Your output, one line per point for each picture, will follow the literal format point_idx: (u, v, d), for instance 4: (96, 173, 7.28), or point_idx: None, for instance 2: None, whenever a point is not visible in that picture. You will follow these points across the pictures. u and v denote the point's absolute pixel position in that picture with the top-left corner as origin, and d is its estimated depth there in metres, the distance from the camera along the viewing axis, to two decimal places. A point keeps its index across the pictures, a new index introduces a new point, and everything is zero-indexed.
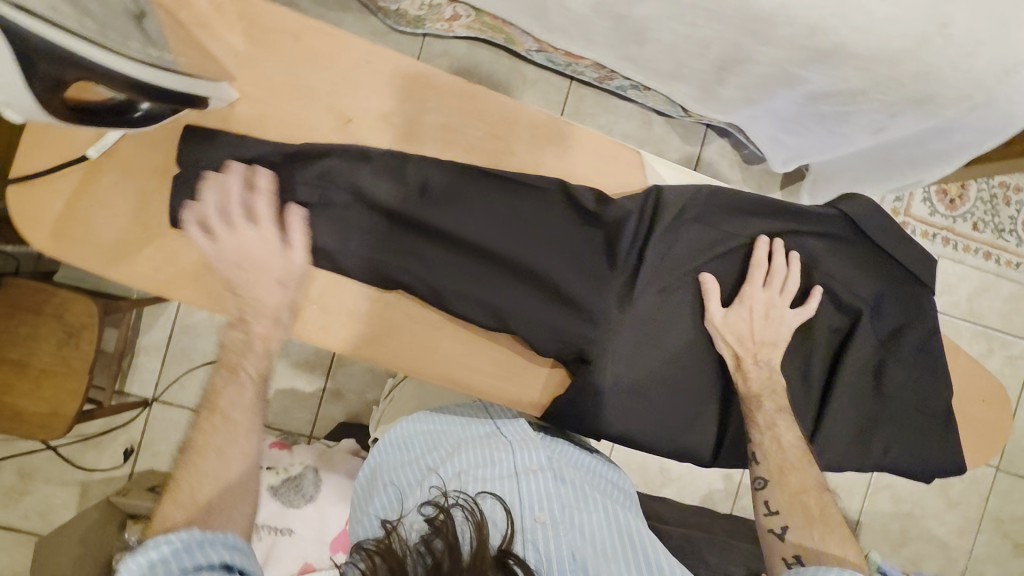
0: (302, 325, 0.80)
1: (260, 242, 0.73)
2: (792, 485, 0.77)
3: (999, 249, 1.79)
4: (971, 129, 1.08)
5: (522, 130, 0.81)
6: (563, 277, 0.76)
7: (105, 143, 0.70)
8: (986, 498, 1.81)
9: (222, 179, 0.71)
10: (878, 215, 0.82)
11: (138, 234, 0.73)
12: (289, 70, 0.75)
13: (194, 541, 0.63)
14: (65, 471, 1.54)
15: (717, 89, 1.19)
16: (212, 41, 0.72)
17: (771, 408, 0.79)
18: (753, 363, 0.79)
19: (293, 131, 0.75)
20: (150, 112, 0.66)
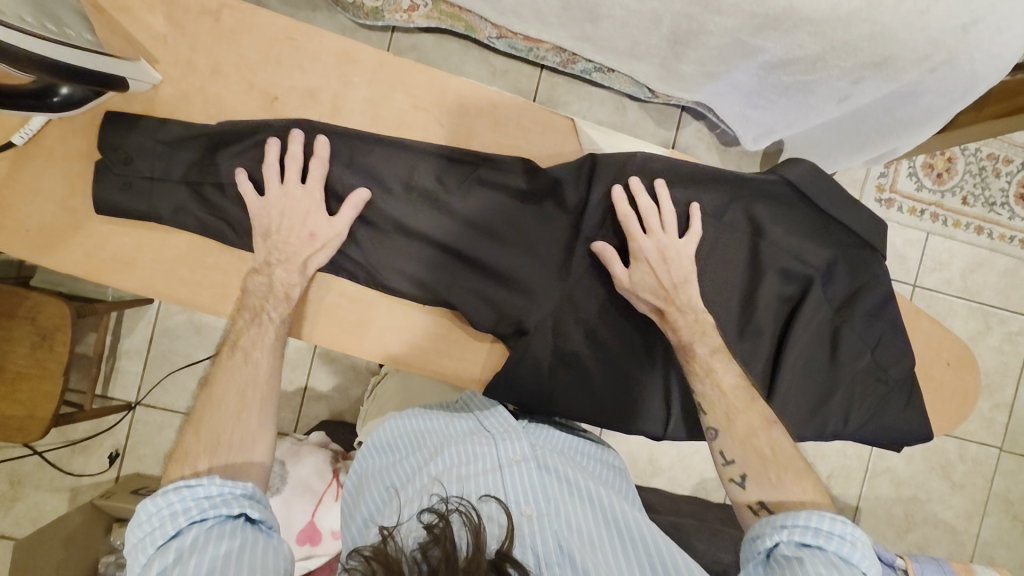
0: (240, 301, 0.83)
1: (190, 221, 0.80)
2: (740, 429, 0.74)
3: (991, 223, 1.72)
4: (937, 92, 1.06)
5: (446, 101, 0.85)
6: (500, 250, 0.81)
7: (30, 129, 0.79)
8: (992, 479, 1.74)
9: (149, 165, 0.78)
10: (823, 178, 0.80)
11: (73, 219, 0.81)
12: (211, 51, 0.81)
13: (218, 487, 0.65)
14: (54, 476, 1.53)
15: (676, 65, 1.18)
16: (136, 28, 0.80)
17: (705, 351, 0.77)
18: (676, 312, 0.78)
19: (219, 110, 0.82)
20: (67, 98, 0.73)
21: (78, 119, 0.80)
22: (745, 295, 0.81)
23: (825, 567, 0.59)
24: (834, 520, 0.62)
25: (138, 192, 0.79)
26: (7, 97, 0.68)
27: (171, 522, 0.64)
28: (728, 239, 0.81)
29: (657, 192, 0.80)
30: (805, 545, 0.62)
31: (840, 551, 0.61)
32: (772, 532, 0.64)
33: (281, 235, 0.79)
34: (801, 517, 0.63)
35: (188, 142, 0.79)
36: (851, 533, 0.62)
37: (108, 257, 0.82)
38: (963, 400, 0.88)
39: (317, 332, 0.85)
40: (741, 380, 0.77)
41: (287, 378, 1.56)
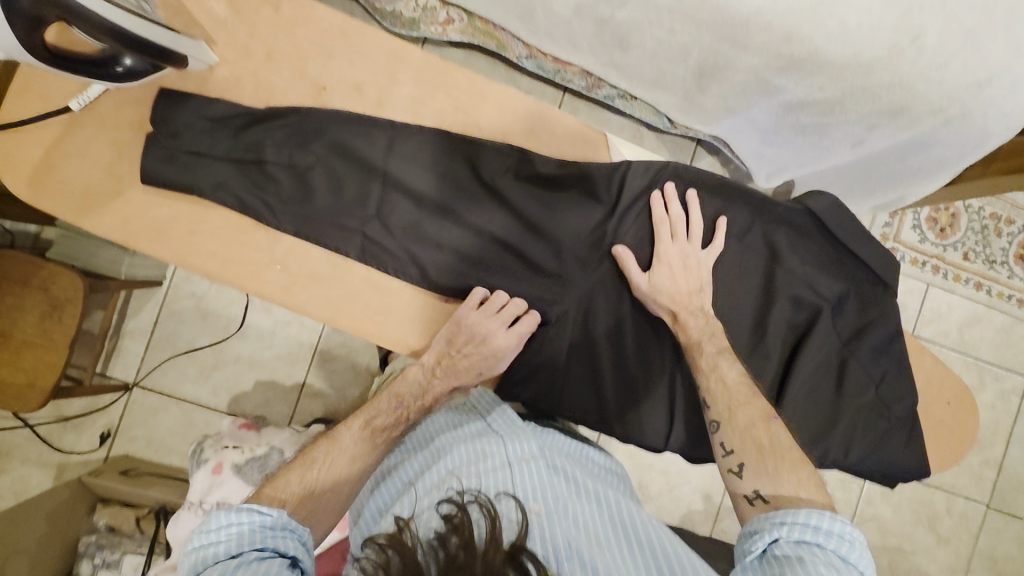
0: (266, 280, 0.85)
1: (231, 202, 0.82)
2: (741, 421, 0.74)
3: (989, 280, 1.75)
4: (947, 144, 1.11)
5: (485, 107, 0.88)
6: (524, 252, 0.84)
7: (89, 96, 0.80)
8: (977, 536, 1.74)
9: (198, 142, 0.81)
10: (843, 213, 0.83)
11: (115, 185, 0.83)
12: (267, 38, 0.85)
13: (271, 517, 0.64)
14: (42, 451, 1.51)
15: (698, 98, 1.22)
16: (199, 11, 0.83)
17: (712, 351, 0.79)
18: (688, 315, 0.80)
19: (268, 95, 0.85)
20: (130, 69, 0.76)
21: (132, 91, 0.83)
22: (758, 319, 0.83)
23: (824, 564, 0.59)
24: (835, 520, 0.62)
25: (185, 166, 0.81)
26: (74, 62, 0.70)
27: (234, 543, 0.61)
28: (744, 261, 0.84)
29: (688, 202, 0.83)
30: (803, 542, 0.62)
31: (838, 549, 0.61)
32: (771, 527, 0.63)
33: (317, 217, 0.83)
34: (800, 514, 0.63)
35: (239, 121, 0.82)
36: (850, 532, 0.62)
37: (143, 226, 0.83)
38: (962, 442, 0.90)
39: (339, 316, 0.86)
40: (745, 378, 0.78)
41: (287, 371, 1.56)
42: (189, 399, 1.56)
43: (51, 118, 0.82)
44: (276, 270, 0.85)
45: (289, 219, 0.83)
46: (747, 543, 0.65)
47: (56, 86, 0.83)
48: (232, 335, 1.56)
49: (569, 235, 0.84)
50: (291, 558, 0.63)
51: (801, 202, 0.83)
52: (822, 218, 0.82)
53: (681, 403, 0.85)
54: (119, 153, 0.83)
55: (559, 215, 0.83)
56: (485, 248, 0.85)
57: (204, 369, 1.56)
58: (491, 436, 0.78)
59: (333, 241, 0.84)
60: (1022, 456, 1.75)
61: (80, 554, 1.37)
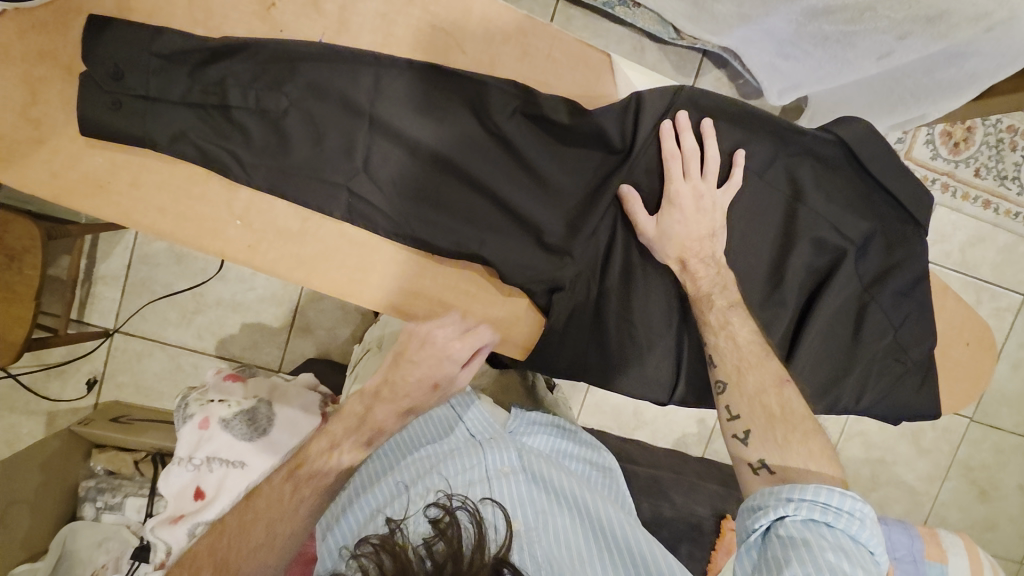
0: (229, 237, 0.77)
1: (194, 156, 0.71)
2: (750, 385, 0.70)
3: (998, 198, 1.68)
4: (985, 56, 1.01)
5: (468, 21, 0.76)
6: (531, 207, 0.75)
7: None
8: (956, 447, 1.80)
9: (148, 83, 0.68)
10: (876, 141, 0.75)
11: (37, 130, 0.72)
12: None
13: None
14: (29, 401, 1.48)
15: (709, 3, 1.08)
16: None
17: (722, 304, 0.73)
18: (699, 262, 0.74)
19: (206, 14, 0.71)
20: None
21: (40, 12, 0.70)
22: (775, 264, 0.77)
23: (832, 549, 0.56)
24: (844, 496, 0.59)
25: (133, 113, 0.69)
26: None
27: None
28: (764, 199, 0.76)
29: (703, 134, 0.73)
30: (813, 521, 0.59)
31: (848, 528, 0.59)
32: (777, 504, 0.60)
33: (285, 168, 0.72)
34: (809, 491, 0.59)
35: (194, 56, 0.69)
36: (859, 510, 0.59)
37: (80, 178, 0.73)
38: (975, 380, 0.87)
39: (314, 275, 0.79)
40: (756, 336, 0.73)
41: (272, 313, 1.51)
42: (174, 343, 1.51)
43: None
44: (238, 226, 0.77)
45: (262, 174, 0.72)
46: (749, 519, 0.63)
47: None
48: (210, 279, 1.48)
49: (578, 184, 0.76)
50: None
51: (834, 131, 0.74)
52: (853, 148, 0.74)
53: (688, 353, 0.81)
54: (39, 90, 0.71)
55: (561, 163, 0.75)
56: (473, 199, 0.76)
57: (185, 315, 1.50)
58: (472, 446, 0.76)
59: (315, 198, 0.74)
60: (1009, 372, 1.78)
61: (82, 498, 1.38)
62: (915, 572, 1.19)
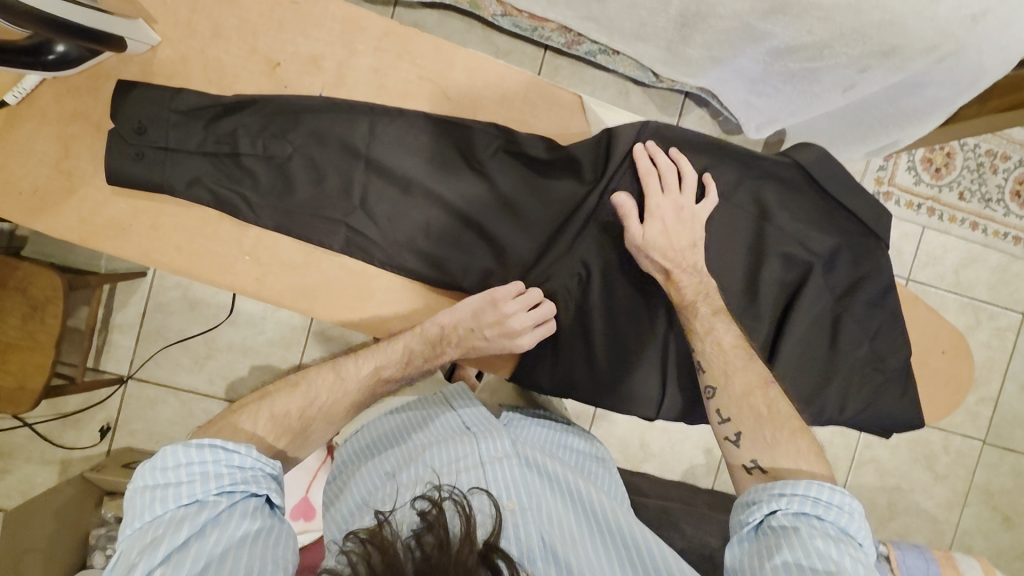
0: (238, 273, 0.82)
1: (208, 200, 0.78)
2: (737, 387, 0.73)
3: (986, 219, 1.73)
4: (942, 83, 1.06)
5: (453, 71, 0.84)
6: (516, 235, 0.81)
7: (25, 87, 0.76)
8: (973, 471, 1.77)
9: (168, 136, 0.76)
10: (833, 164, 0.81)
11: (68, 182, 0.79)
12: (211, 13, 0.79)
13: (253, 461, 0.62)
14: (44, 449, 1.52)
15: (682, 49, 1.17)
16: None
17: (699, 317, 0.77)
18: (683, 271, 0.78)
19: (220, 75, 0.80)
20: (64, 57, 0.71)
21: (73, 80, 0.78)
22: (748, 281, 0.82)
23: (820, 537, 0.59)
24: (834, 491, 0.62)
25: (153, 162, 0.76)
26: (4, 54, 0.65)
27: (202, 484, 0.60)
28: (733, 221, 0.82)
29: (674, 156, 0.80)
30: (803, 514, 0.62)
31: (838, 521, 0.61)
32: (769, 499, 0.63)
33: (289, 208, 0.79)
34: (800, 486, 0.62)
35: (210, 111, 0.77)
36: (848, 503, 0.63)
37: (104, 223, 0.80)
38: (957, 388, 0.91)
39: (316, 305, 0.84)
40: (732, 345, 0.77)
41: (281, 355, 1.55)
42: (186, 388, 1.55)
43: None
44: (247, 261, 0.82)
45: (269, 214, 0.79)
46: (742, 514, 0.65)
47: None
48: (221, 323, 1.54)
49: (557, 212, 0.81)
50: (267, 499, 0.63)
51: (791, 155, 0.81)
52: (810, 170, 0.80)
53: (670, 363, 0.84)
54: (68, 147, 0.79)
55: (543, 194, 0.81)
56: (462, 231, 0.81)
57: (197, 359, 1.55)
58: (464, 438, 0.80)
59: (317, 234, 0.80)
60: (1018, 392, 1.76)
61: (92, 546, 1.40)
62: None
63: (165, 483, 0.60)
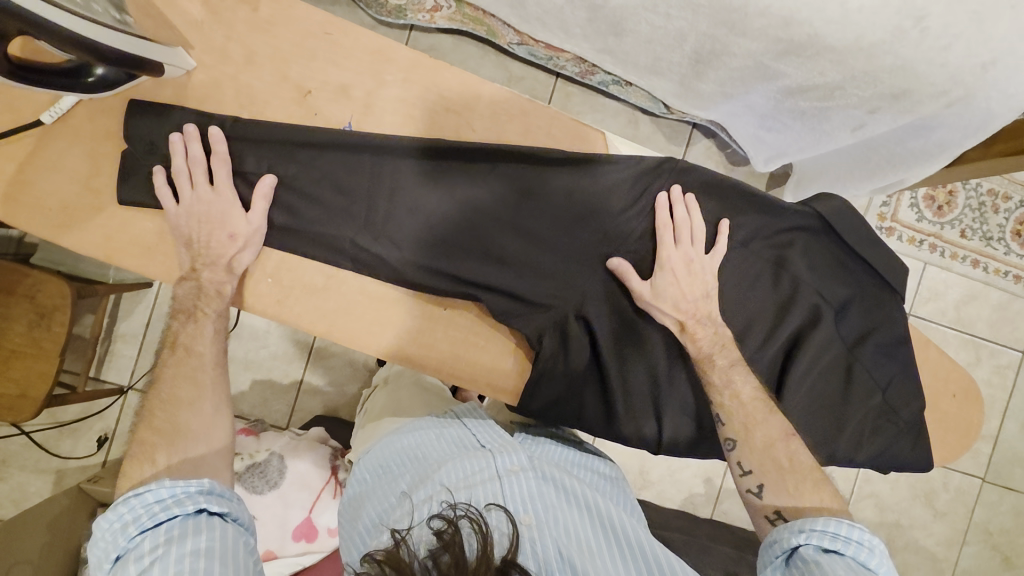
0: (258, 294, 0.82)
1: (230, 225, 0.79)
2: (758, 440, 0.76)
3: (987, 257, 1.75)
4: (950, 127, 1.09)
5: (481, 107, 0.84)
6: (536, 269, 0.81)
7: (62, 108, 0.78)
8: (972, 508, 1.76)
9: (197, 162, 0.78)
10: (850, 217, 0.81)
11: (95, 200, 0.80)
12: (240, 38, 0.80)
13: (170, 488, 0.66)
14: (40, 458, 1.51)
15: (694, 84, 1.21)
16: (173, 13, 0.78)
17: (722, 363, 0.79)
18: (695, 324, 0.79)
19: (252, 101, 0.81)
20: (103, 78, 0.71)
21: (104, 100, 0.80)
22: (765, 326, 0.82)
23: (843, 570, 0.63)
24: (853, 527, 0.67)
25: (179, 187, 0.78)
26: (39, 73, 0.66)
27: (129, 531, 0.64)
28: (748, 267, 0.82)
29: (688, 207, 0.80)
30: (825, 549, 0.66)
31: (858, 556, 0.66)
32: (792, 535, 0.68)
33: (314, 235, 0.81)
34: (821, 522, 0.67)
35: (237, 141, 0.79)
36: (869, 540, 0.66)
37: (129, 242, 0.81)
38: (964, 431, 0.91)
39: (333, 328, 0.84)
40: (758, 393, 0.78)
41: (284, 370, 1.55)
42: None
43: (24, 132, 0.79)
44: (268, 283, 0.83)
45: (290, 237, 0.81)
46: (770, 551, 0.70)
47: (24, 98, 0.79)
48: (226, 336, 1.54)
49: (578, 247, 0.82)
50: (204, 511, 0.67)
51: (810, 204, 0.80)
52: (829, 220, 0.80)
53: (677, 401, 0.85)
54: (94, 164, 0.80)
55: (564, 226, 0.81)
56: (484, 262, 0.81)
57: None
58: (480, 453, 0.81)
59: (342, 260, 0.81)
60: (1018, 430, 1.77)
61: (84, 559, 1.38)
62: None
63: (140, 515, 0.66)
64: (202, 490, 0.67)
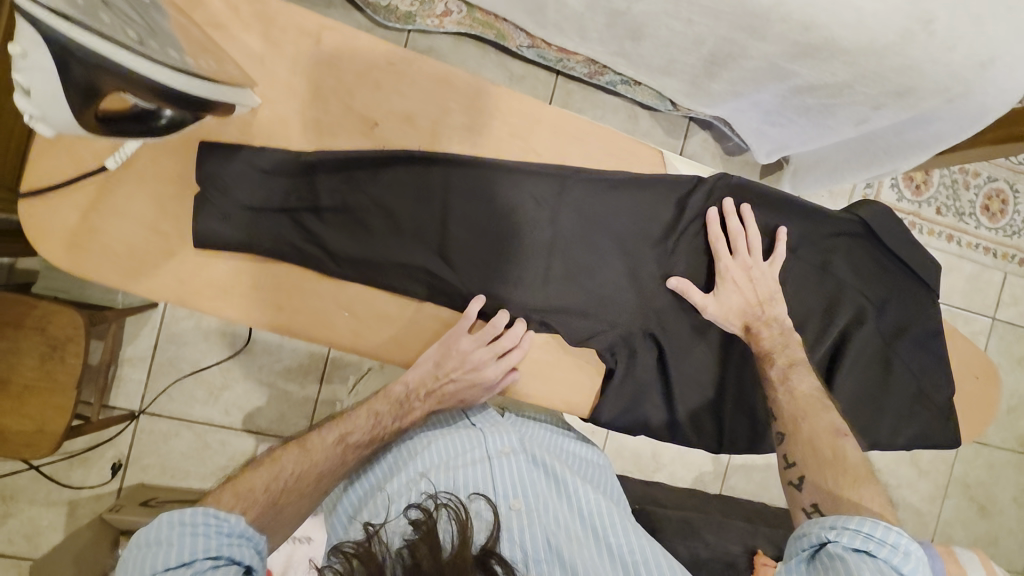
0: (337, 327, 0.82)
1: (287, 258, 0.77)
2: (805, 433, 0.79)
3: (959, 232, 1.86)
4: (946, 120, 1.15)
5: (543, 129, 0.86)
6: (596, 283, 0.86)
7: (125, 153, 0.73)
8: (952, 464, 1.90)
9: (252, 195, 0.75)
10: (890, 221, 0.90)
11: (167, 244, 0.78)
12: (294, 67, 0.78)
13: (182, 518, 0.63)
14: (50, 491, 1.45)
15: (707, 84, 1.24)
16: (226, 42, 0.75)
17: (783, 362, 0.84)
18: (763, 326, 0.86)
19: (318, 136, 0.79)
20: (172, 120, 0.63)
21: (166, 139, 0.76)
22: (816, 325, 0.89)
23: (871, 570, 0.63)
24: (888, 530, 0.66)
25: (236, 222, 0.75)
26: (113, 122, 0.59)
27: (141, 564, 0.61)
28: (797, 272, 0.89)
29: (744, 217, 0.87)
30: (856, 549, 0.66)
31: (890, 560, 0.65)
32: (822, 531, 0.68)
33: (370, 266, 0.79)
34: (852, 521, 0.67)
35: (294, 172, 0.76)
36: (904, 543, 0.65)
37: (205, 285, 0.79)
38: (983, 408, 0.99)
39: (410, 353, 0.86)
40: (815, 390, 0.83)
41: (301, 384, 1.54)
42: (200, 420, 1.51)
43: (87, 179, 0.75)
44: (345, 315, 0.82)
45: (350, 267, 0.79)
46: (798, 544, 0.71)
47: (84, 143, 0.75)
48: (238, 352, 1.51)
49: (636, 260, 0.87)
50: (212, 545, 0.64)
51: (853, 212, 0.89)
52: (872, 224, 0.88)
53: (732, 400, 0.92)
54: (158, 208, 0.77)
55: (626, 242, 0.86)
56: (550, 280, 0.85)
57: (213, 391, 1.51)
58: (472, 433, 0.83)
59: (401, 284, 0.81)
60: None
61: None
62: None
63: (156, 544, 0.62)
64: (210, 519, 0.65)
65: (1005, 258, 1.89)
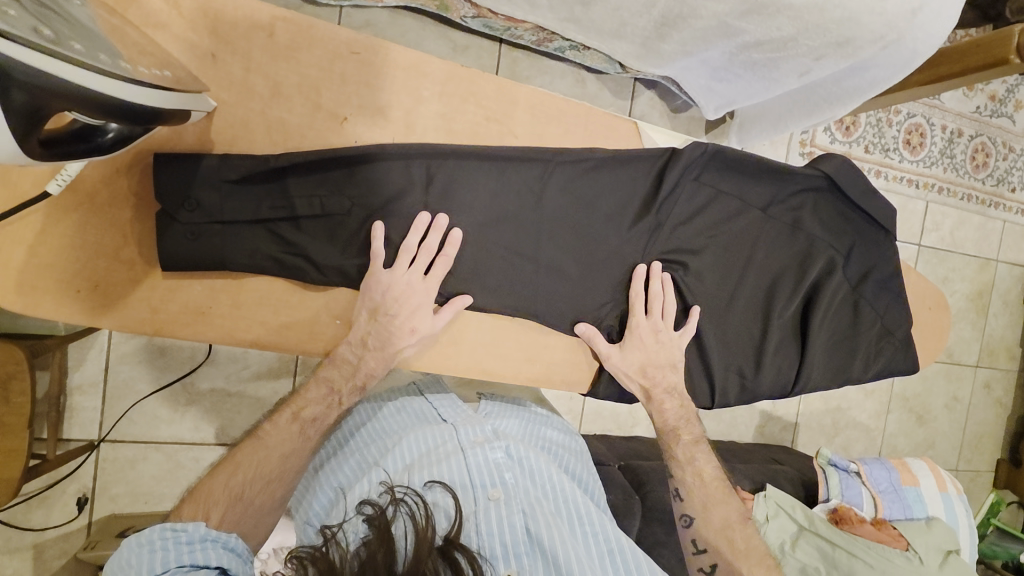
0: (330, 335, 0.84)
1: (268, 269, 0.76)
2: (717, 522, 0.93)
3: (887, 166, 1.93)
4: (883, 66, 1.21)
5: (518, 110, 0.87)
6: (585, 258, 0.89)
7: (70, 173, 0.68)
8: (894, 382, 2.03)
9: (223, 207, 0.72)
10: (852, 172, 0.98)
11: (131, 272, 0.76)
12: (249, 66, 0.75)
13: (161, 533, 0.63)
14: (9, 537, 1.30)
15: (657, 44, 1.24)
16: (170, 43, 0.71)
17: (687, 441, 0.95)
18: (664, 394, 0.93)
19: (285, 135, 0.78)
20: (119, 134, 0.61)
21: (117, 159, 0.73)
22: (790, 279, 0.99)
23: None
24: None
25: (211, 239, 0.73)
26: (57, 146, 0.56)
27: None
28: (770, 229, 0.97)
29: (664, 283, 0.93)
30: None
31: None
32: None
33: (356, 266, 0.79)
34: None
35: (269, 181, 0.74)
36: None
37: (180, 309, 0.78)
38: None
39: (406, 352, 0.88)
40: (717, 475, 0.96)
41: (270, 389, 1.43)
42: (168, 441, 1.38)
43: (31, 208, 0.71)
44: (338, 324, 0.84)
45: (336, 272, 0.78)
46: None
47: (22, 171, 0.70)
48: (200, 365, 1.38)
49: (614, 232, 0.90)
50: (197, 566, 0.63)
51: (819, 167, 0.96)
52: (836, 178, 0.96)
53: (725, 357, 0.98)
54: (111, 234, 0.75)
55: (614, 215, 0.89)
56: (543, 260, 0.87)
57: (177, 408, 1.38)
58: (443, 428, 0.84)
59: None
60: None
61: None
62: (898, 498, 1.41)
63: (135, 558, 0.62)
64: (186, 537, 0.64)
65: (927, 188, 1.98)
